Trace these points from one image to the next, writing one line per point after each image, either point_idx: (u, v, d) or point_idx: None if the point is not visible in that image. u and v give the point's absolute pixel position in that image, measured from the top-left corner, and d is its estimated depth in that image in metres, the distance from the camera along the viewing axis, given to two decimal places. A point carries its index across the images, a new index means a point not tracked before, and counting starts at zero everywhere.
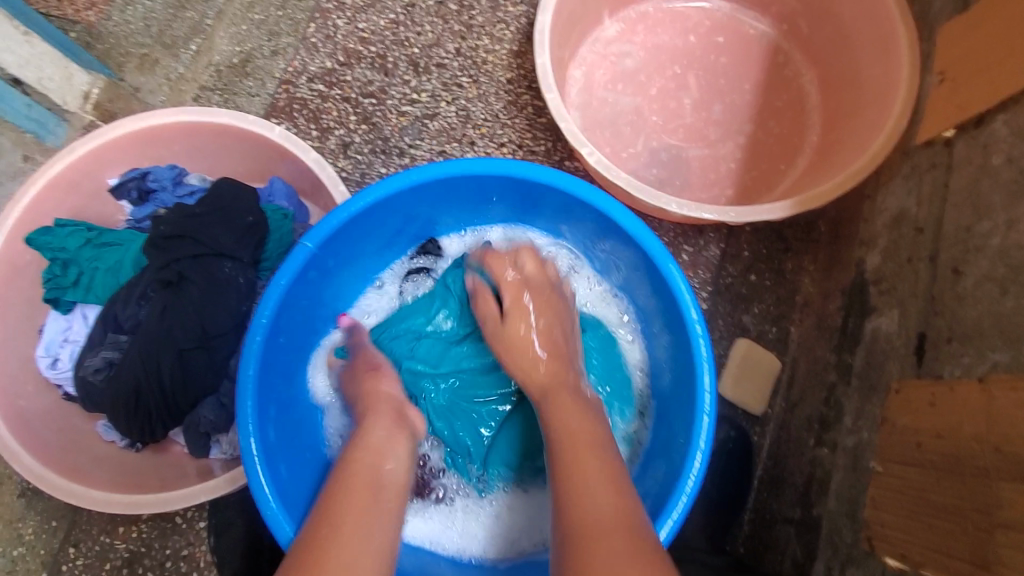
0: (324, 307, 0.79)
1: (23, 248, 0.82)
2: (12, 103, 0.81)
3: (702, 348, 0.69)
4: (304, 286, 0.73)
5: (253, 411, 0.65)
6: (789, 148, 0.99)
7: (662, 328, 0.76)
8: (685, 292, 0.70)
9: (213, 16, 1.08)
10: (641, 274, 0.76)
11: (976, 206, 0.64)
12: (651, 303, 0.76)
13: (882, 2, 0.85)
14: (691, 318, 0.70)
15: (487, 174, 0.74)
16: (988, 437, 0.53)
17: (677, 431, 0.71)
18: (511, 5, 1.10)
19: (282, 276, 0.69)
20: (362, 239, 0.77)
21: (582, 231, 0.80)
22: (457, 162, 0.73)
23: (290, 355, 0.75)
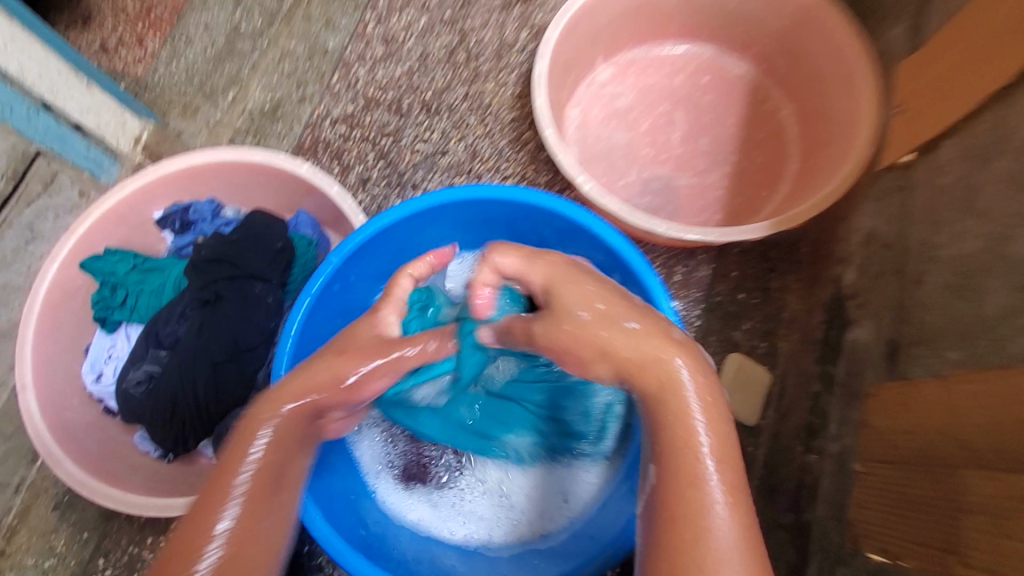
0: (346, 319, 0.87)
1: (76, 273, 0.90)
2: (75, 146, 0.91)
3: None
4: (328, 299, 0.81)
5: None
6: (771, 176, 1.08)
7: None
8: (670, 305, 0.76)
9: (248, 69, 1.21)
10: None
11: (931, 220, 0.70)
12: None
13: (844, 48, 0.95)
14: None
15: (493, 199, 0.82)
16: (951, 428, 0.56)
17: None
18: (514, 54, 1.21)
19: (309, 288, 0.77)
20: (380, 257, 0.86)
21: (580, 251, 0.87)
22: (465, 188, 0.81)
23: None
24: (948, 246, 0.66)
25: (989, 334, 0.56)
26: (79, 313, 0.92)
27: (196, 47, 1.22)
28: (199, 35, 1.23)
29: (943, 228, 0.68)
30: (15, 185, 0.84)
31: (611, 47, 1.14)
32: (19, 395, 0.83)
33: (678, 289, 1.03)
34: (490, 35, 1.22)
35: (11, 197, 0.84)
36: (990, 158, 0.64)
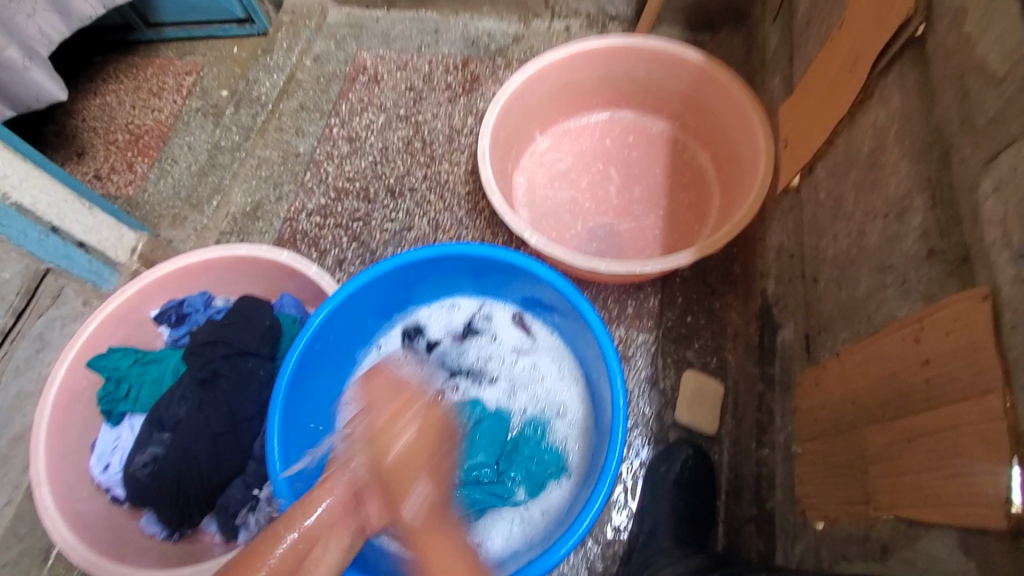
0: (335, 368, 0.93)
1: (80, 374, 0.98)
2: (79, 261, 1.02)
3: (618, 383, 0.80)
4: (313, 356, 0.86)
5: (279, 453, 0.77)
6: (699, 213, 1.23)
7: (600, 370, 0.85)
8: (603, 337, 0.83)
9: (229, 177, 1.36)
10: (577, 325, 0.88)
11: (817, 230, 0.84)
12: (585, 345, 0.89)
13: (738, 98, 1.13)
14: (609, 357, 0.82)
15: (451, 254, 0.89)
16: (851, 396, 0.67)
17: (602, 450, 0.81)
18: (464, 137, 1.39)
19: (294, 347, 0.82)
20: (360, 316, 0.92)
21: (534, 294, 0.93)
22: (432, 248, 0.88)
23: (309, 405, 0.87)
24: (832, 246, 0.78)
25: (864, 311, 0.67)
26: (85, 413, 1.00)
27: (180, 165, 1.39)
28: (182, 155, 1.40)
29: (825, 233, 0.81)
30: (27, 299, 0.95)
31: (545, 122, 1.32)
32: (36, 491, 0.89)
33: (631, 319, 1.12)
34: (441, 124, 1.41)
35: (24, 310, 0.95)
36: (846, 173, 0.77)
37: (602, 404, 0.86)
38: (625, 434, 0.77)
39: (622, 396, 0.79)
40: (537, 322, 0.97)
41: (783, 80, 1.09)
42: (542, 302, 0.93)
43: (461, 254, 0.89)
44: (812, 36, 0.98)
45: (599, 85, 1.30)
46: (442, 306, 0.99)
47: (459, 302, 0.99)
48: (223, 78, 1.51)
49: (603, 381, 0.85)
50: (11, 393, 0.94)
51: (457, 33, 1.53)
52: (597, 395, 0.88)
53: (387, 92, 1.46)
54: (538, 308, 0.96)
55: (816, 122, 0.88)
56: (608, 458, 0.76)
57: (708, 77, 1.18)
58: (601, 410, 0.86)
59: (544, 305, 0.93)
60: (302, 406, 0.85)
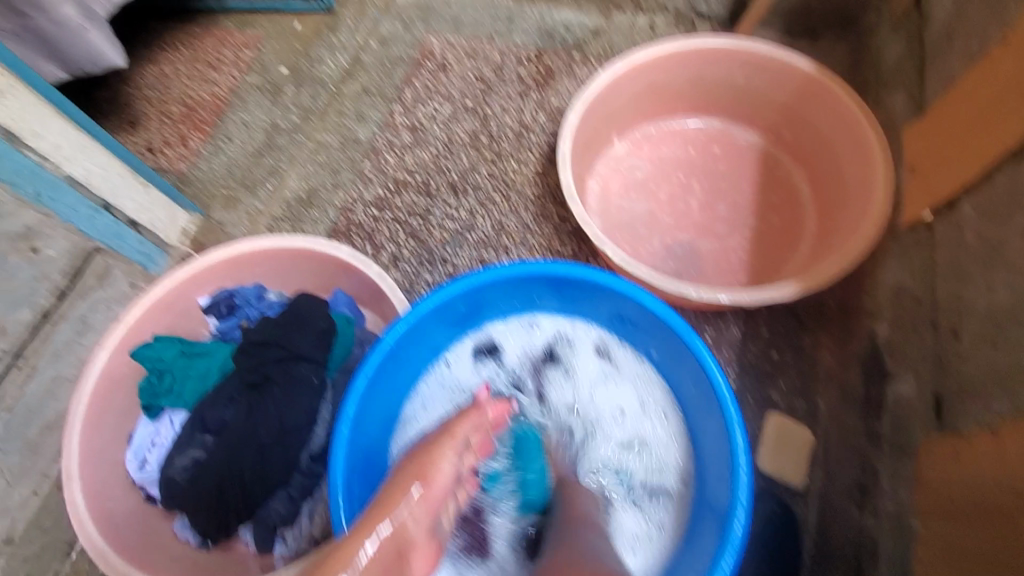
0: (400, 388, 0.85)
1: (122, 360, 0.93)
2: (129, 241, 0.96)
3: (737, 434, 0.70)
4: (382, 375, 0.79)
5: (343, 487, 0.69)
6: (791, 237, 1.11)
7: (708, 413, 0.76)
8: (718, 377, 0.73)
9: (286, 161, 1.31)
10: (682, 363, 0.79)
11: (960, 275, 0.72)
12: (688, 385, 0.80)
13: (853, 116, 1.01)
14: (725, 403, 0.72)
15: (542, 274, 0.80)
16: (1011, 484, 0.56)
17: (719, 504, 0.72)
18: (534, 135, 1.30)
19: (366, 366, 0.75)
20: (434, 331, 0.84)
21: (628, 323, 0.84)
22: (521, 265, 0.79)
23: (371, 428, 0.79)
24: (982, 299, 0.68)
25: None
26: (124, 403, 0.94)
27: (235, 143, 1.33)
28: (238, 133, 1.34)
29: (972, 281, 0.70)
30: (71, 279, 0.88)
31: (624, 125, 1.22)
32: (66, 487, 0.83)
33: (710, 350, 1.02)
34: (510, 118, 1.32)
35: (68, 291, 0.88)
36: (1010, 215, 0.66)
37: (711, 456, 0.77)
38: (749, 493, 0.68)
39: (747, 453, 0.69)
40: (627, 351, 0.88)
41: (909, 98, 0.97)
42: (638, 333, 0.84)
43: (553, 274, 0.80)
44: (954, 51, 0.87)
45: (689, 89, 1.19)
46: (519, 325, 0.91)
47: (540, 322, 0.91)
48: (284, 55, 1.44)
49: (712, 425, 0.76)
50: (46, 377, 0.87)
51: (533, 23, 1.43)
52: (703, 437, 0.79)
53: (454, 81, 1.38)
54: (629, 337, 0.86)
55: (962, 151, 0.77)
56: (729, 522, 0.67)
57: (817, 88, 1.06)
58: (711, 455, 0.76)
59: (638, 333, 0.84)
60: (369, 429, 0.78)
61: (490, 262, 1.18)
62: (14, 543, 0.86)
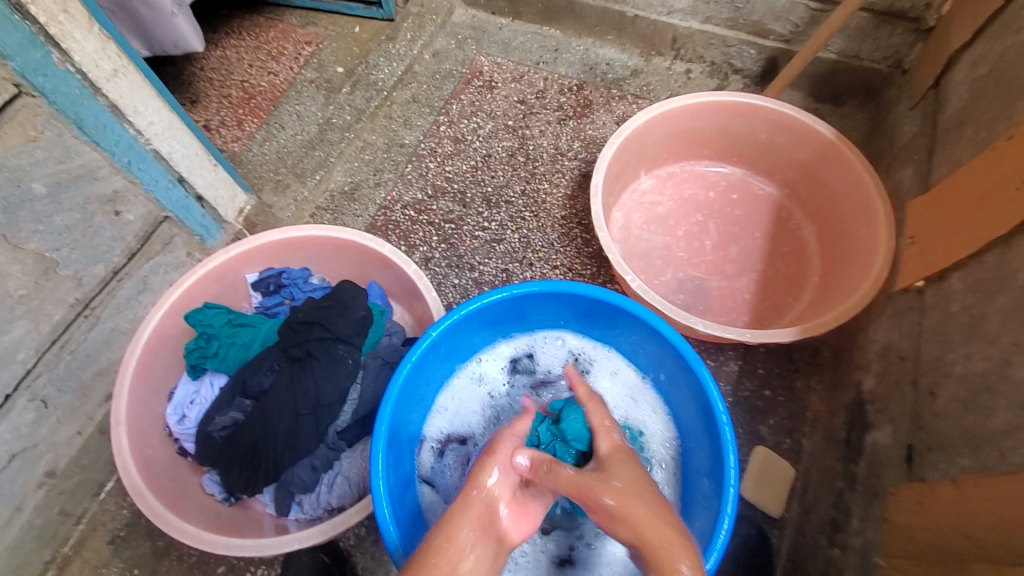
0: (434, 381, 0.92)
1: (174, 322, 1.01)
2: (194, 215, 1.05)
3: (731, 453, 0.76)
4: (422, 366, 0.86)
5: (383, 462, 0.77)
6: (794, 285, 1.20)
7: (706, 438, 0.82)
8: (719, 402, 0.79)
9: (335, 155, 1.38)
10: (687, 391, 0.86)
11: (944, 341, 0.81)
12: (689, 413, 0.86)
13: (864, 183, 1.10)
14: (721, 423, 0.77)
15: (573, 293, 0.88)
16: (964, 527, 0.65)
17: (707, 521, 0.77)
18: (567, 160, 1.39)
19: (410, 355, 0.82)
20: (469, 333, 0.92)
21: (645, 348, 0.91)
22: (557, 282, 0.87)
23: (407, 412, 0.86)
24: (959, 365, 0.77)
25: (997, 444, 0.66)
26: (167, 361, 1.03)
27: (287, 132, 1.40)
28: (291, 122, 1.40)
29: (953, 347, 0.79)
30: (142, 243, 0.98)
31: (652, 162, 1.31)
32: (114, 431, 0.91)
33: None
34: (547, 142, 1.41)
35: (137, 253, 0.98)
36: (992, 294, 0.75)
37: (702, 478, 0.82)
38: (734, 510, 0.73)
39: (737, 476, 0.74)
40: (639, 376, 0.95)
41: (916, 174, 1.07)
42: (653, 359, 0.91)
43: (584, 295, 0.88)
44: (962, 140, 0.96)
45: (716, 137, 1.29)
46: (546, 338, 0.98)
47: (564, 339, 0.98)
48: (342, 55, 1.52)
49: (707, 448, 0.82)
50: (106, 327, 0.97)
51: (577, 56, 1.53)
52: (698, 462, 0.84)
53: (499, 101, 1.47)
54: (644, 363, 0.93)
55: (957, 231, 0.86)
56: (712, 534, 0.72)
57: (833, 153, 1.16)
58: (705, 478, 0.81)
59: (652, 359, 0.91)
60: (404, 414, 0.85)
61: (514, 274, 1.27)
62: (55, 476, 0.96)
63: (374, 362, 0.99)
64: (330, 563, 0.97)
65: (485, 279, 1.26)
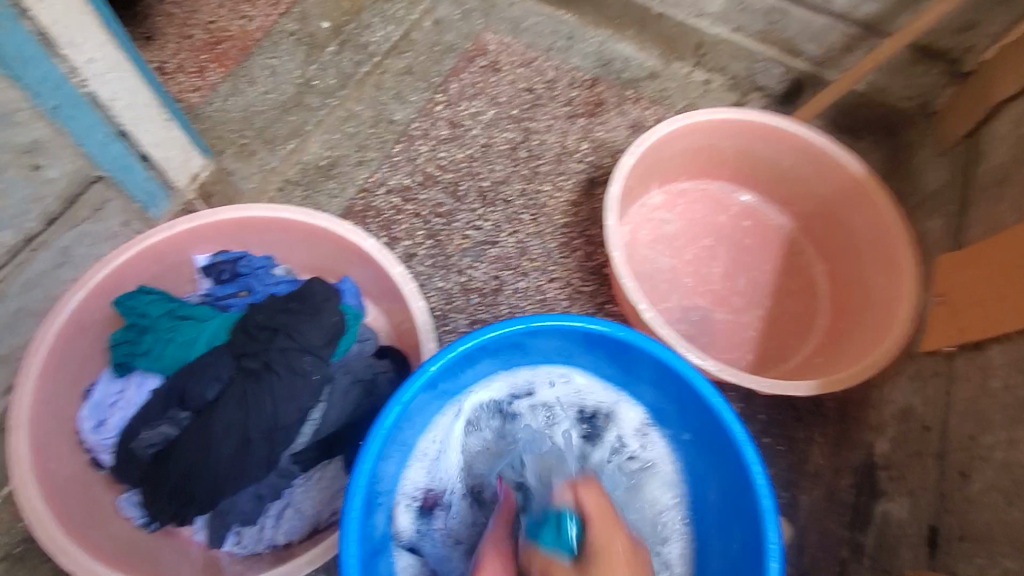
0: (419, 418, 0.79)
1: (97, 306, 0.85)
2: (136, 177, 0.88)
3: (773, 537, 0.67)
4: (412, 404, 0.73)
5: (356, 524, 0.64)
6: (802, 327, 1.13)
7: (737, 511, 0.73)
8: (760, 477, 0.69)
9: (313, 123, 1.21)
10: (719, 457, 0.76)
11: (979, 418, 0.75)
12: (716, 478, 0.77)
13: (890, 229, 1.03)
14: (764, 502, 0.68)
15: (596, 331, 0.76)
16: None
17: None
18: (573, 162, 1.26)
19: (402, 394, 0.69)
20: (467, 365, 0.79)
21: (668, 398, 0.80)
22: (577, 316, 0.75)
23: (387, 457, 0.73)
24: (1000, 450, 0.70)
25: None
26: (87, 351, 0.86)
27: (257, 89, 1.23)
28: (263, 79, 1.24)
29: (993, 428, 0.72)
30: (67, 206, 0.80)
31: (666, 176, 1.21)
32: (13, 436, 0.76)
33: None
34: (553, 139, 1.28)
35: (59, 218, 0.80)
36: None
37: (729, 554, 0.75)
38: None
39: (780, 574, 0.66)
40: (653, 425, 0.85)
41: (947, 227, 1.01)
42: (674, 411, 0.81)
43: (605, 334, 0.76)
44: (1005, 198, 0.90)
45: (736, 159, 1.20)
46: (551, 374, 0.86)
47: (571, 376, 0.86)
48: (329, 9, 1.33)
49: (738, 524, 0.73)
50: (9, 309, 0.79)
51: (592, 48, 1.39)
52: (724, 535, 0.76)
53: (503, 85, 1.32)
54: (661, 412, 0.83)
55: (998, 295, 0.80)
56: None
57: (860, 193, 1.08)
58: (733, 558, 0.73)
59: (673, 410, 0.81)
60: (384, 460, 0.72)
61: (506, 282, 1.14)
62: None
63: (344, 378, 0.84)
64: None
65: (473, 285, 1.13)
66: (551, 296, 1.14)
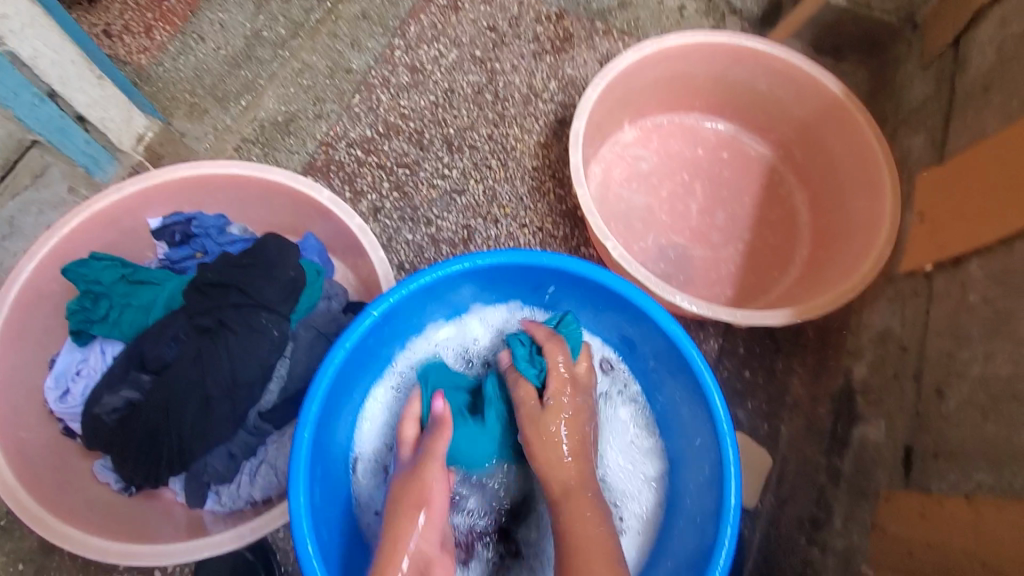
0: (373, 368, 0.79)
1: (54, 277, 0.83)
2: (74, 139, 0.90)
3: (730, 451, 0.67)
4: (361, 351, 0.72)
5: (305, 471, 0.63)
6: (782, 258, 1.10)
7: (697, 433, 0.73)
8: (716, 397, 0.69)
9: (265, 77, 1.16)
10: (677, 380, 0.75)
11: (956, 335, 0.73)
12: (682, 412, 0.76)
13: (871, 149, 0.98)
14: (719, 419, 0.68)
15: (546, 267, 0.75)
16: (977, 552, 0.58)
17: (701, 524, 0.69)
18: (542, 102, 1.21)
19: (345, 340, 0.68)
20: (418, 311, 0.78)
21: (626, 331, 0.79)
22: (525, 252, 0.73)
23: (338, 408, 0.72)
24: (976, 365, 0.68)
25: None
26: (48, 322, 0.84)
27: (208, 46, 1.17)
28: (212, 34, 1.18)
29: (969, 344, 0.70)
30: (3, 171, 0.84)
31: (638, 111, 1.16)
32: None
33: None
34: (520, 79, 1.22)
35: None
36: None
37: (688, 474, 0.74)
38: (736, 520, 0.65)
39: (738, 489, 0.66)
40: (613, 358, 0.83)
41: (929, 142, 0.96)
42: (637, 347, 0.79)
43: (557, 269, 0.74)
44: (989, 106, 0.85)
45: (710, 87, 1.14)
46: (507, 315, 0.84)
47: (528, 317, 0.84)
48: None
49: (698, 444, 0.73)
50: None
51: None
52: (684, 456, 0.76)
53: (465, 25, 1.25)
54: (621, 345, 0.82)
55: (981, 210, 0.76)
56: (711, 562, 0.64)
57: (840, 114, 1.03)
58: (693, 476, 0.73)
59: (633, 342, 0.79)
60: (336, 408, 0.72)
61: (476, 231, 1.11)
62: None
63: (306, 334, 0.82)
64: (253, 560, 0.85)
65: (443, 236, 1.10)
66: (523, 243, 1.11)
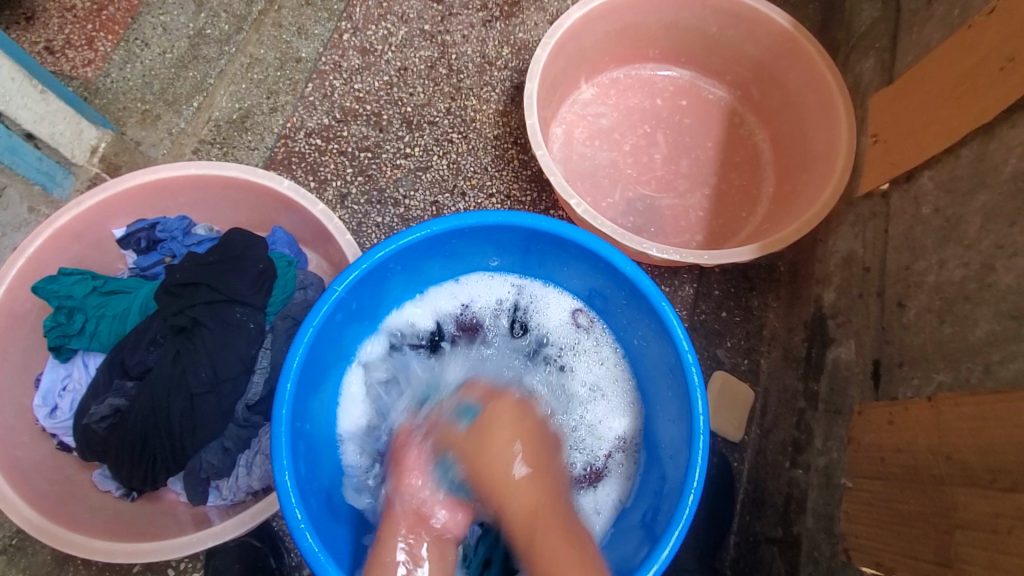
0: (349, 345, 0.80)
1: (25, 297, 0.84)
2: (27, 158, 0.92)
3: (695, 376, 0.69)
4: (331, 329, 0.74)
5: (287, 445, 0.65)
6: (748, 198, 1.12)
7: (663, 367, 0.75)
8: (678, 327, 0.71)
9: (214, 75, 1.14)
10: (640, 320, 0.77)
11: (912, 248, 0.74)
12: (648, 351, 0.78)
13: (823, 78, 0.99)
14: (682, 347, 0.70)
15: (504, 226, 0.76)
16: (940, 448, 0.61)
17: (676, 451, 0.71)
18: (496, 69, 1.20)
19: (312, 318, 0.69)
20: (385, 284, 0.79)
21: (588, 280, 0.81)
22: (481, 213, 0.74)
23: (315, 386, 0.74)
24: (931, 273, 0.70)
25: (980, 358, 0.61)
26: (26, 342, 0.85)
27: (153, 51, 1.13)
28: (156, 38, 1.13)
29: (924, 255, 0.72)
30: None
31: (592, 68, 1.15)
32: None
33: None
34: (472, 49, 1.21)
35: None
36: (970, 193, 0.68)
37: (660, 408, 0.76)
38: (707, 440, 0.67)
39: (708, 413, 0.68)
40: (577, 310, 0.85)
41: (878, 65, 0.97)
42: (602, 293, 0.81)
43: (514, 227, 0.75)
44: (931, 21, 0.86)
45: (662, 34, 1.14)
46: (475, 281, 0.86)
47: (495, 281, 0.86)
48: None
49: (666, 377, 0.75)
50: None
51: None
52: (654, 391, 0.78)
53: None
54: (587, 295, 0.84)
55: (928, 123, 0.77)
56: (685, 486, 0.66)
57: (791, 47, 1.03)
58: (665, 409, 0.75)
59: (597, 291, 0.81)
60: (314, 385, 0.74)
61: (445, 206, 1.12)
62: None
63: (283, 323, 0.83)
64: (261, 547, 0.88)
65: (412, 215, 1.11)
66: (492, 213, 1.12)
